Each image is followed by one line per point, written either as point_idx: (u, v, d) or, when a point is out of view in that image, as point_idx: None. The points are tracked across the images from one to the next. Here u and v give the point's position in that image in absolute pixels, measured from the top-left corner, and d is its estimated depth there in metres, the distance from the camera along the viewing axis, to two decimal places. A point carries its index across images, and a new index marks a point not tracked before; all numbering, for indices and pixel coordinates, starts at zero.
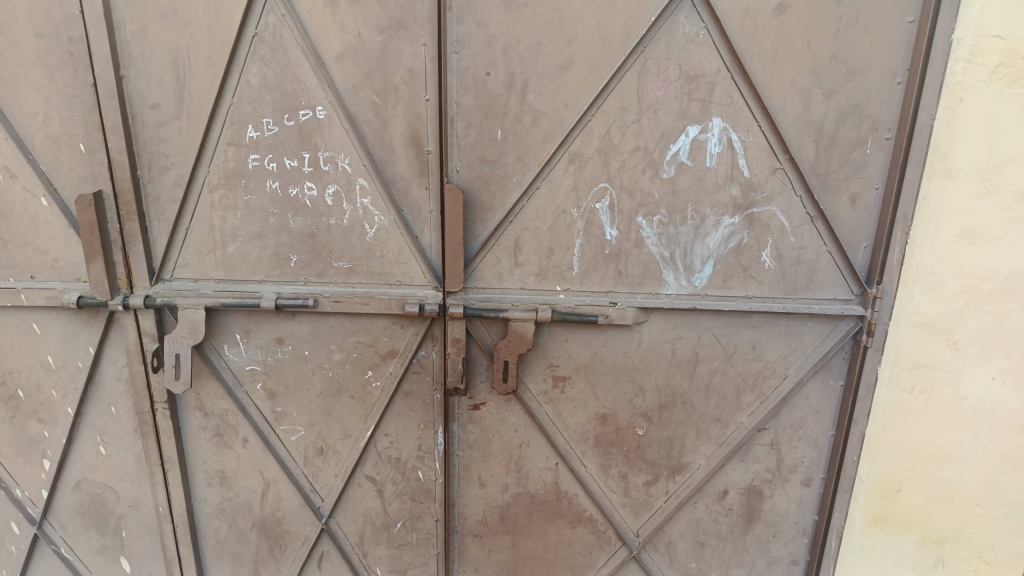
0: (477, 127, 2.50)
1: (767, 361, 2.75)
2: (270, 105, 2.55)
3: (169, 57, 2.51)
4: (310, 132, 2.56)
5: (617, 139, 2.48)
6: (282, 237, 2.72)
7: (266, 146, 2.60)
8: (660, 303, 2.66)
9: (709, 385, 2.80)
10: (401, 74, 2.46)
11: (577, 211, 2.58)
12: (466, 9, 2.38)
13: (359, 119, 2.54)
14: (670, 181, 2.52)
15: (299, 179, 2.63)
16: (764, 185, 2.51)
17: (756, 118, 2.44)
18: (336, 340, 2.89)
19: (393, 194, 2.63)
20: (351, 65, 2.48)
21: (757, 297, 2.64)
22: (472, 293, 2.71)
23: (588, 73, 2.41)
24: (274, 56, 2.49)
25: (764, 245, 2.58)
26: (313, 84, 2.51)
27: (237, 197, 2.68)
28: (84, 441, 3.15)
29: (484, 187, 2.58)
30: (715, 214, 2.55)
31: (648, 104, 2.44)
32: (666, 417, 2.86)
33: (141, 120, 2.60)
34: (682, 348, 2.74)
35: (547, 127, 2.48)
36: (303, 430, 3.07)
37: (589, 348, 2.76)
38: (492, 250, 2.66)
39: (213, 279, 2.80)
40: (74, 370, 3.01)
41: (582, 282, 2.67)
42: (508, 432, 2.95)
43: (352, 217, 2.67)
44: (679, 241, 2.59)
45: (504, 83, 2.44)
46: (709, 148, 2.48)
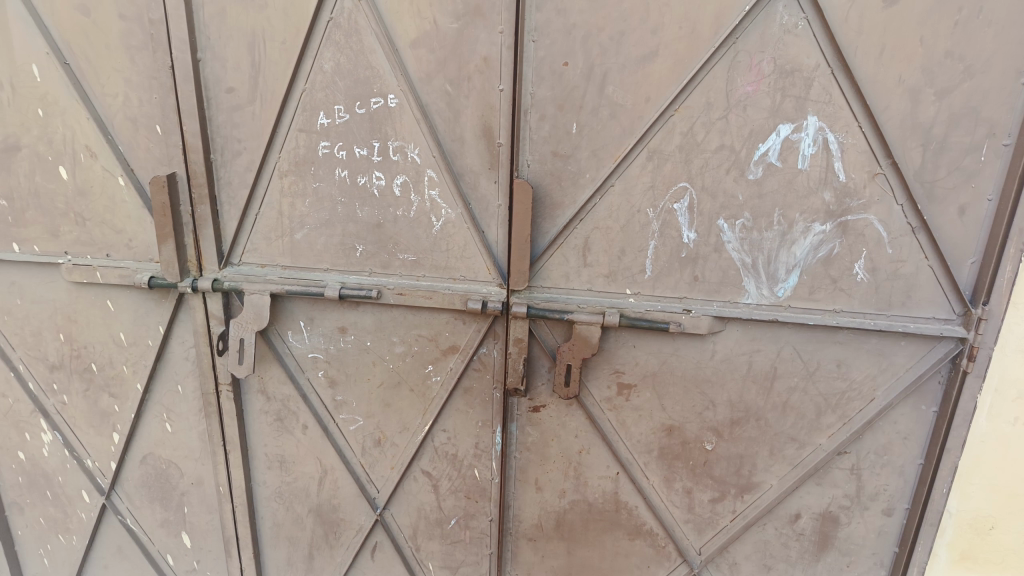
0: (552, 119, 2.39)
1: (852, 381, 2.55)
2: (342, 92, 2.50)
3: (245, 41, 2.49)
4: (381, 120, 2.51)
5: (701, 137, 2.33)
6: (349, 226, 2.68)
7: (337, 134, 2.56)
8: (737, 312, 2.50)
9: (787, 403, 2.63)
10: (476, 63, 2.37)
11: (653, 211, 2.44)
12: None
13: (431, 109, 2.47)
14: (756, 184, 2.35)
15: (368, 168, 2.58)
16: (861, 191, 2.31)
17: (856, 118, 2.24)
18: (398, 332, 2.84)
19: (462, 187, 2.55)
20: (425, 52, 2.40)
21: (846, 312, 2.45)
22: (538, 292, 2.61)
23: (673, 65, 2.26)
24: (348, 42, 2.44)
25: (857, 256, 2.39)
26: (386, 72, 2.45)
27: (306, 184, 2.65)
28: (152, 417, 3.22)
29: (556, 182, 2.46)
30: (804, 220, 2.37)
31: (737, 99, 2.27)
32: (738, 433, 2.71)
33: (216, 104, 2.59)
34: (759, 362, 2.58)
35: (627, 121, 2.35)
36: (361, 420, 3.05)
37: (659, 356, 2.63)
38: (561, 248, 2.54)
39: (279, 265, 2.79)
40: (144, 348, 3.06)
41: (654, 286, 2.54)
42: (568, 437, 2.84)
43: (419, 209, 2.61)
44: (763, 247, 2.42)
45: (583, 75, 2.32)
46: (801, 150, 2.30)
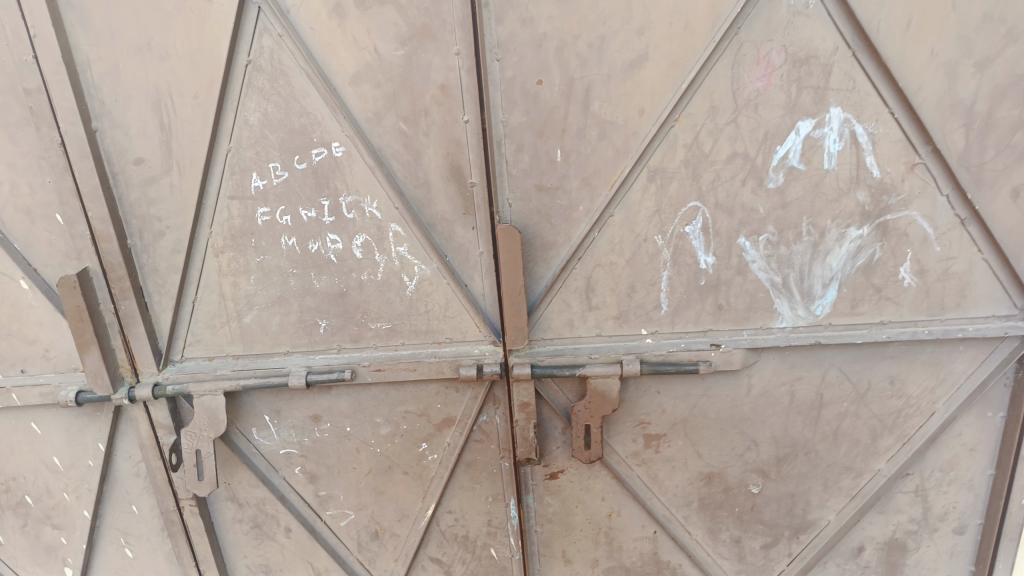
0: (531, 148, 2.01)
1: (909, 397, 2.23)
2: (276, 146, 2.08)
3: (148, 101, 2.06)
4: (328, 173, 2.09)
5: (709, 146, 1.98)
6: (305, 301, 2.26)
7: (276, 197, 2.13)
8: (773, 340, 2.15)
9: (837, 431, 2.30)
10: (432, 93, 1.98)
11: (662, 238, 2.08)
12: (506, 4, 1.88)
13: (385, 153, 2.07)
14: (779, 192, 2.01)
15: (319, 231, 2.17)
16: (899, 185, 1.99)
17: (886, 103, 1.92)
18: (381, 411, 2.43)
19: (434, 239, 2.16)
20: (369, 87, 2.00)
21: (895, 323, 2.13)
22: (540, 347, 2.23)
23: (668, 67, 1.91)
24: (274, 88, 2.03)
25: (902, 259, 2.06)
26: (325, 116, 2.04)
27: (247, 259, 2.22)
28: (108, 544, 2.75)
29: (545, 220, 2.08)
30: (837, 227, 2.04)
31: (747, 98, 1.93)
32: (786, 471, 2.37)
33: (125, 179, 2.15)
34: (802, 391, 2.24)
35: (620, 140, 1.98)
36: (353, 514, 2.63)
37: (688, 401, 2.28)
38: (559, 295, 2.16)
39: (230, 355, 2.35)
40: (85, 470, 2.60)
41: (673, 323, 2.18)
42: (594, 501, 2.48)
43: (387, 270, 2.20)
44: (793, 263, 2.09)
45: (561, 92, 1.95)
46: (827, 147, 1.97)
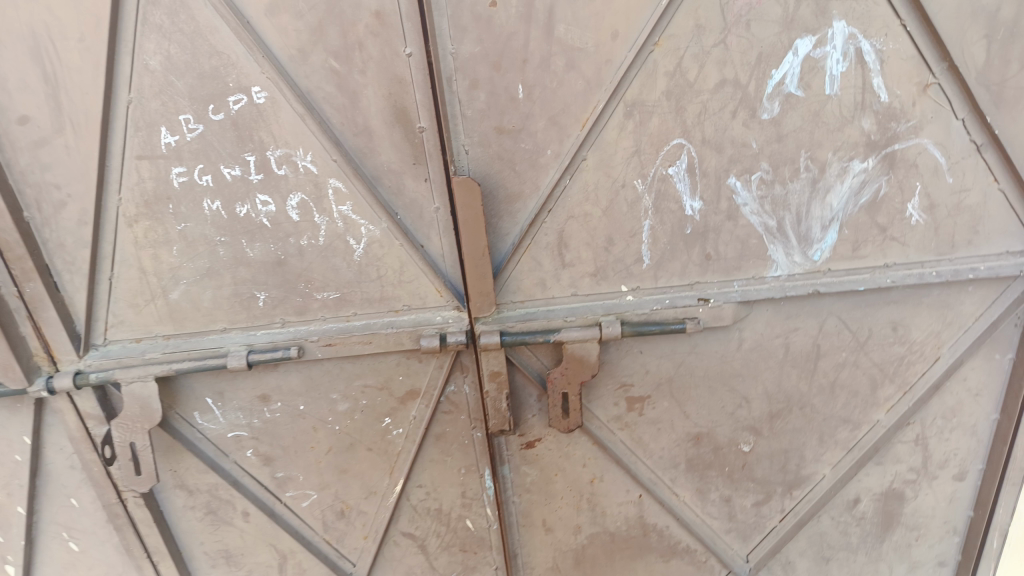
0: (487, 84, 1.71)
1: (912, 343, 2.05)
2: (184, 95, 1.75)
3: (22, 47, 1.70)
4: (250, 124, 1.78)
5: (694, 74, 1.70)
6: (239, 272, 1.97)
7: (192, 154, 1.82)
8: (767, 291, 1.94)
9: (835, 383, 2.12)
10: (366, 22, 1.66)
11: (642, 182, 1.82)
12: None
13: (316, 97, 1.76)
14: (774, 124, 1.75)
15: (246, 190, 1.87)
16: (909, 110, 1.75)
17: (896, 13, 1.66)
18: (337, 387, 2.19)
19: (381, 194, 1.88)
20: (290, 18, 1.68)
21: (901, 265, 1.91)
22: (510, 311, 1.98)
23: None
24: (174, 24, 1.69)
25: (909, 194, 1.84)
26: (240, 56, 1.72)
27: (166, 227, 1.92)
28: (50, 539, 2.47)
29: (508, 168, 1.81)
30: (838, 160, 1.80)
31: (737, 14, 1.65)
32: (780, 427, 2.19)
33: (9, 142, 1.80)
34: (798, 343, 2.05)
35: (590, 70, 1.69)
36: (315, 493, 2.38)
37: (674, 359, 2.07)
38: (528, 252, 1.91)
39: (159, 336, 2.07)
40: (12, 467, 2.30)
41: (656, 277, 1.95)
42: (574, 468, 2.28)
43: (329, 232, 1.92)
44: (789, 203, 1.85)
45: (521, 14, 1.64)
46: (828, 69, 1.70)
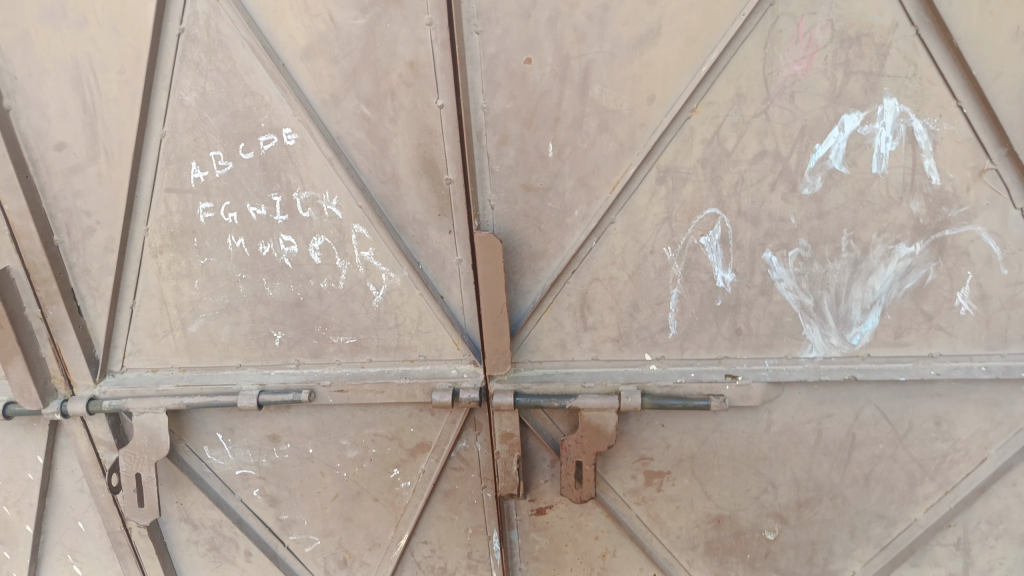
0: (517, 141, 1.68)
1: (957, 441, 1.91)
2: (217, 132, 1.78)
3: (65, 76, 1.76)
4: (279, 164, 1.79)
5: (733, 143, 1.64)
6: (257, 310, 1.95)
7: (219, 191, 1.83)
8: (799, 373, 1.83)
9: (870, 475, 1.98)
10: (399, 71, 1.65)
11: (672, 250, 1.75)
12: None
13: (345, 142, 1.75)
14: (815, 200, 1.67)
15: (270, 231, 1.86)
16: (962, 195, 1.64)
17: (952, 95, 1.56)
18: (347, 433, 2.14)
19: (404, 242, 1.84)
20: (325, 64, 1.68)
21: (947, 357, 1.79)
22: (527, 371, 1.91)
23: (684, 45, 1.56)
24: (211, 63, 1.72)
25: (959, 283, 1.72)
26: (274, 97, 1.73)
27: (189, 261, 1.92)
28: (53, 561, 2.45)
29: (533, 226, 1.76)
30: (883, 243, 1.70)
31: (781, 85, 1.58)
32: (807, 516, 2.06)
33: (46, 167, 1.85)
34: (831, 429, 1.92)
35: (624, 132, 1.64)
36: (318, 539, 2.31)
37: (696, 436, 1.97)
38: (548, 312, 1.85)
39: (175, 367, 2.06)
40: (23, 485, 2.31)
41: (682, 348, 1.85)
42: (586, 540, 2.17)
43: (350, 277, 1.89)
44: (828, 283, 1.75)
45: (555, 73, 1.61)
46: (876, 147, 1.61)
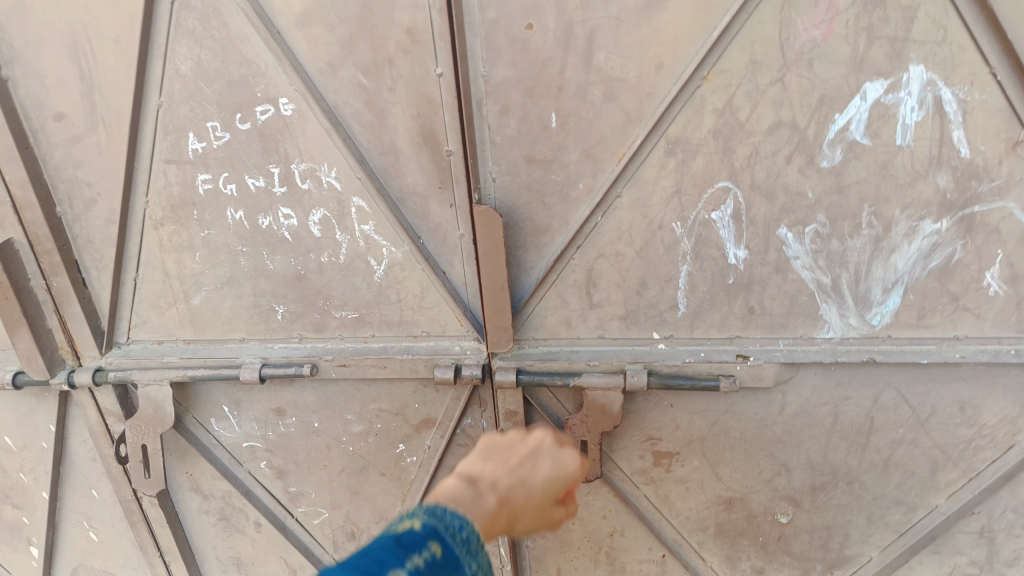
0: (519, 111, 1.60)
1: (982, 427, 1.82)
2: (214, 102, 1.73)
3: (60, 44, 1.72)
4: (277, 135, 1.74)
5: (746, 113, 1.54)
6: (259, 283, 1.93)
7: (218, 162, 1.79)
8: (815, 354, 1.75)
9: (888, 460, 1.90)
10: (396, 38, 1.58)
11: (682, 225, 1.67)
12: None
13: (343, 112, 1.70)
14: (834, 173, 1.58)
15: (269, 203, 1.82)
16: (993, 169, 1.53)
17: (985, 60, 1.44)
18: (352, 408, 2.12)
19: (405, 216, 1.79)
20: (321, 31, 1.62)
21: (973, 339, 1.70)
22: (532, 349, 1.86)
23: (695, 9, 1.46)
24: (206, 30, 1.67)
25: (989, 262, 1.62)
26: (270, 66, 1.67)
27: (190, 234, 1.89)
28: (71, 526, 2.49)
29: (537, 200, 1.69)
30: (907, 219, 1.60)
31: (798, 51, 1.48)
32: (822, 501, 1.99)
33: (46, 138, 1.83)
34: (848, 413, 1.84)
35: (631, 102, 1.56)
36: (326, 512, 2.31)
37: (707, 417, 1.90)
38: (552, 288, 1.79)
39: (180, 339, 2.05)
40: (38, 452, 2.34)
41: (692, 327, 1.78)
42: (593, 518, 2.11)
43: (350, 251, 1.85)
44: (848, 261, 1.66)
45: (558, 38, 1.52)
46: (901, 118, 1.51)
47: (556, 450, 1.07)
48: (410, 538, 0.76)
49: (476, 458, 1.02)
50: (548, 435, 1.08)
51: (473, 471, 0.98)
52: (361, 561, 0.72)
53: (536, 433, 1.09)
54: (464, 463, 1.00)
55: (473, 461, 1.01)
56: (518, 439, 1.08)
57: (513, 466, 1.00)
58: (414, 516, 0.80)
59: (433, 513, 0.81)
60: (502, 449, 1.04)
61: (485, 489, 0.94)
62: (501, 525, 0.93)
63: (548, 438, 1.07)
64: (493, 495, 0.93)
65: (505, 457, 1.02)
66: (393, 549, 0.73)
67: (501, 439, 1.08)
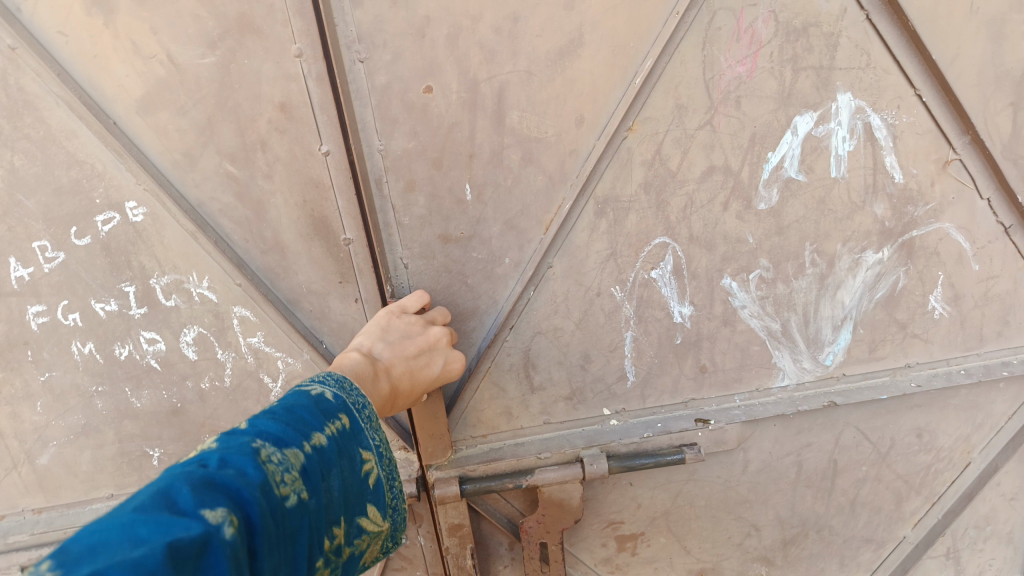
0: (427, 185, 1.39)
1: (939, 450, 1.75)
2: (39, 215, 1.38)
3: None
4: (127, 246, 1.42)
5: (677, 162, 1.41)
6: (124, 427, 1.56)
7: (52, 289, 1.44)
8: (775, 406, 1.62)
9: (855, 501, 1.78)
10: (269, 116, 1.33)
11: (620, 290, 1.50)
12: None
13: (209, 209, 1.40)
14: (773, 215, 1.47)
15: (127, 329, 1.48)
16: (926, 192, 1.48)
17: (910, 82, 1.40)
18: None
19: (301, 320, 1.50)
20: (170, 116, 1.33)
21: (923, 365, 1.64)
22: (470, 451, 1.59)
23: (611, 54, 1.33)
24: (17, 129, 1.33)
25: (931, 285, 1.56)
26: (108, 165, 1.36)
27: (25, 379, 1.50)
28: None
29: (458, 281, 1.46)
30: (848, 252, 1.52)
31: (724, 90, 1.37)
32: (795, 554, 1.82)
33: None
34: (811, 460, 1.72)
35: (552, 163, 1.39)
36: None
37: (669, 487, 1.72)
38: (487, 388, 1.55)
39: (28, 511, 1.62)
40: None
41: (643, 397, 1.60)
42: None
43: (237, 370, 1.53)
44: (796, 304, 1.55)
45: (464, 99, 1.33)
46: (834, 149, 1.43)
47: (445, 350, 1.28)
48: (324, 405, 0.90)
49: (376, 338, 1.22)
50: (443, 336, 1.29)
51: (374, 353, 1.17)
52: (289, 415, 0.85)
53: (434, 330, 1.29)
54: (368, 339, 1.21)
55: (376, 340, 1.20)
56: (419, 328, 1.29)
57: (407, 357, 1.19)
58: (323, 386, 0.95)
59: (342, 388, 0.97)
60: (402, 337, 1.24)
61: (381, 376, 1.11)
62: (387, 405, 1.12)
63: (443, 339, 1.29)
64: (386, 380, 1.11)
65: (405, 346, 1.21)
66: (312, 412, 0.87)
67: (402, 323, 1.29)
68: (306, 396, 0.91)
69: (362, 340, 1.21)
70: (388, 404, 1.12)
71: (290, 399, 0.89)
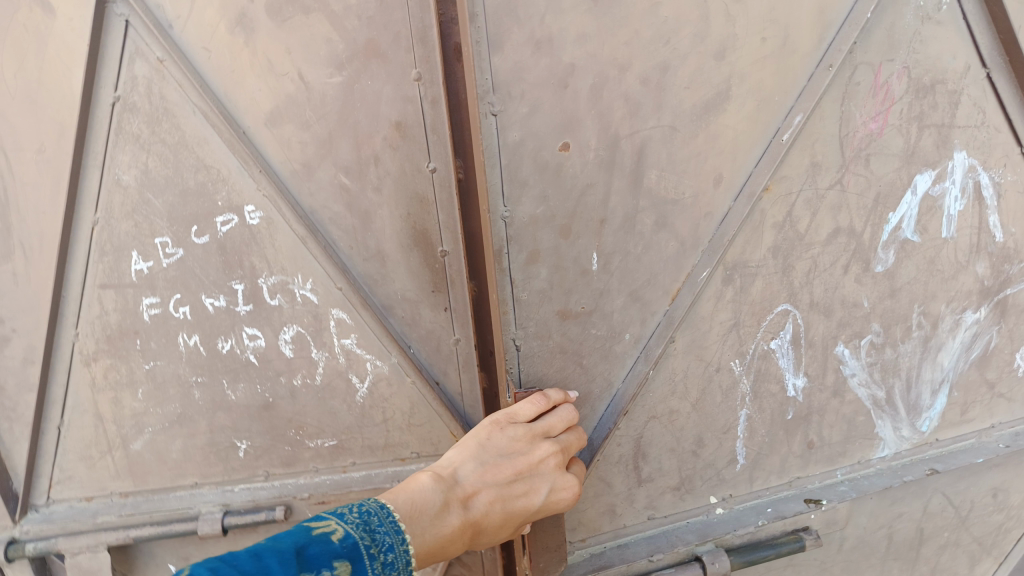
0: (550, 255, 1.32)
1: (1010, 509, 1.78)
2: (164, 214, 1.49)
3: None
4: (240, 248, 1.50)
5: (806, 224, 1.46)
6: (217, 419, 1.62)
7: (167, 283, 1.53)
8: (877, 478, 1.66)
9: (935, 567, 1.79)
10: (384, 135, 1.41)
11: (739, 363, 1.53)
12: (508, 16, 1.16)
13: (319, 218, 1.48)
14: (888, 277, 1.53)
15: (231, 324, 1.56)
16: (1021, 250, 1.58)
17: (1017, 141, 1.51)
18: None
19: (392, 325, 1.56)
20: (294, 129, 1.42)
21: (1007, 422, 1.72)
22: (574, 558, 1.58)
23: (755, 109, 1.35)
24: (154, 134, 1.45)
25: (1017, 343, 1.65)
26: (231, 171, 1.45)
27: (131, 367, 1.59)
28: None
29: (573, 361, 1.41)
30: (951, 313, 1.59)
31: (856, 147, 1.43)
32: None
33: None
34: (901, 530, 1.73)
35: (686, 229, 1.40)
36: None
37: (768, 574, 1.68)
38: (594, 472, 1.54)
39: (115, 494, 1.67)
40: None
41: (751, 480, 1.64)
42: None
43: (329, 370, 1.59)
44: (900, 369, 1.61)
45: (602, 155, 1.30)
46: (946, 209, 1.51)
47: (551, 474, 1.19)
48: (312, 551, 0.85)
49: (468, 455, 1.14)
50: (551, 456, 1.19)
51: (458, 475, 1.11)
52: (255, 561, 0.81)
53: (540, 449, 1.18)
54: (457, 458, 1.13)
55: (467, 459, 1.13)
56: (524, 445, 1.17)
57: (498, 487, 1.12)
58: (338, 524, 0.91)
59: (362, 529, 0.92)
60: (500, 456, 1.15)
61: (453, 507, 1.06)
62: (462, 539, 1.08)
63: (549, 460, 1.19)
64: (458, 513, 1.06)
65: (497, 470, 1.13)
66: (289, 557, 0.83)
67: (507, 439, 1.16)
68: (305, 536, 0.87)
69: (453, 457, 1.14)
70: (463, 538, 1.08)
71: (280, 539, 0.86)
